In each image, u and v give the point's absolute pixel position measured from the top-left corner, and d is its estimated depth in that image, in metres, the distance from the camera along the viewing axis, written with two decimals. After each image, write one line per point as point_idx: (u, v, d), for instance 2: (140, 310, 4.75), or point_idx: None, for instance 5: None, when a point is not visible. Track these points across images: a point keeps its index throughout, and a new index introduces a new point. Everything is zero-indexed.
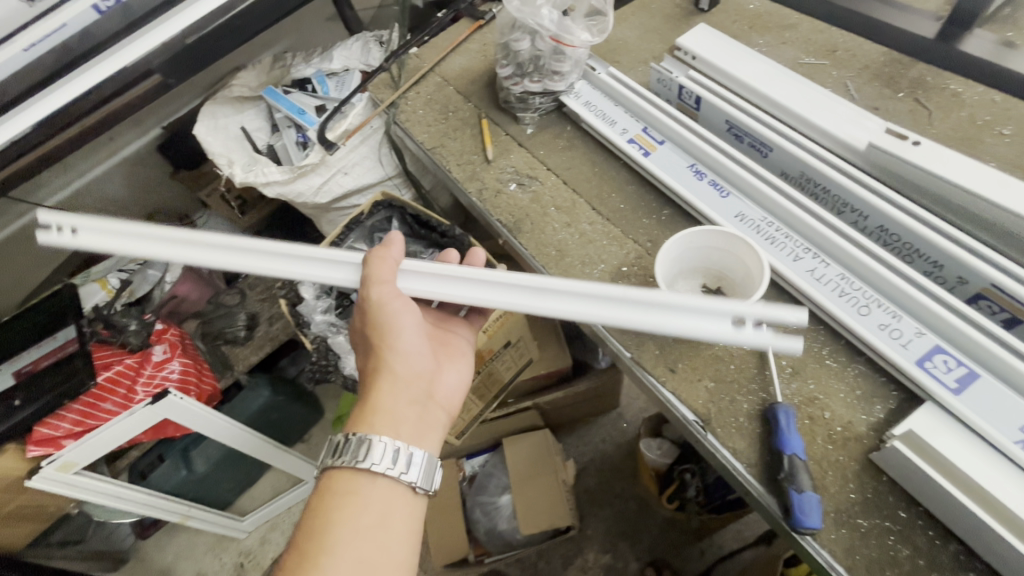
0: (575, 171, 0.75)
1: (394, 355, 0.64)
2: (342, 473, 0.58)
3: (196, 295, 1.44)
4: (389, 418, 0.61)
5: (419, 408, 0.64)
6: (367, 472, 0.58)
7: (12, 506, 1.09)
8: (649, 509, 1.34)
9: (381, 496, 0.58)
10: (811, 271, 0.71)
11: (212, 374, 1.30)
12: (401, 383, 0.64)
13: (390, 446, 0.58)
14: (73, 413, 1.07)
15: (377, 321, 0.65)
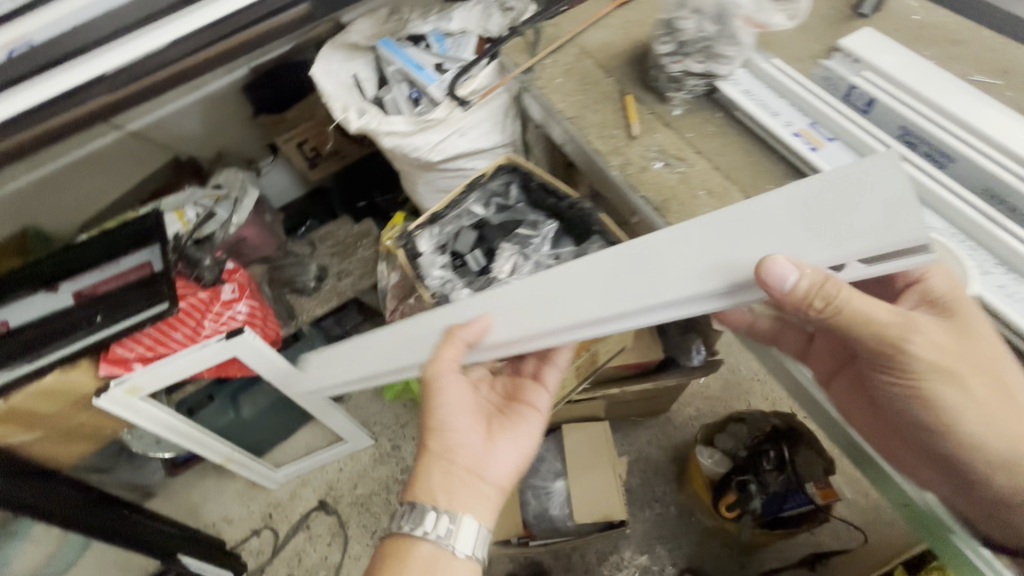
0: (727, 159, 0.72)
1: (440, 431, 0.73)
2: (397, 537, 0.69)
3: (258, 239, 1.46)
4: (435, 489, 0.70)
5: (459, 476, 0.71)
6: (416, 538, 0.67)
7: (73, 423, 1.08)
8: (692, 517, 1.33)
9: (429, 560, 0.66)
10: (1001, 287, 0.68)
11: (277, 320, 1.27)
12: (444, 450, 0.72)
13: (431, 518, 0.67)
14: (146, 338, 1.07)
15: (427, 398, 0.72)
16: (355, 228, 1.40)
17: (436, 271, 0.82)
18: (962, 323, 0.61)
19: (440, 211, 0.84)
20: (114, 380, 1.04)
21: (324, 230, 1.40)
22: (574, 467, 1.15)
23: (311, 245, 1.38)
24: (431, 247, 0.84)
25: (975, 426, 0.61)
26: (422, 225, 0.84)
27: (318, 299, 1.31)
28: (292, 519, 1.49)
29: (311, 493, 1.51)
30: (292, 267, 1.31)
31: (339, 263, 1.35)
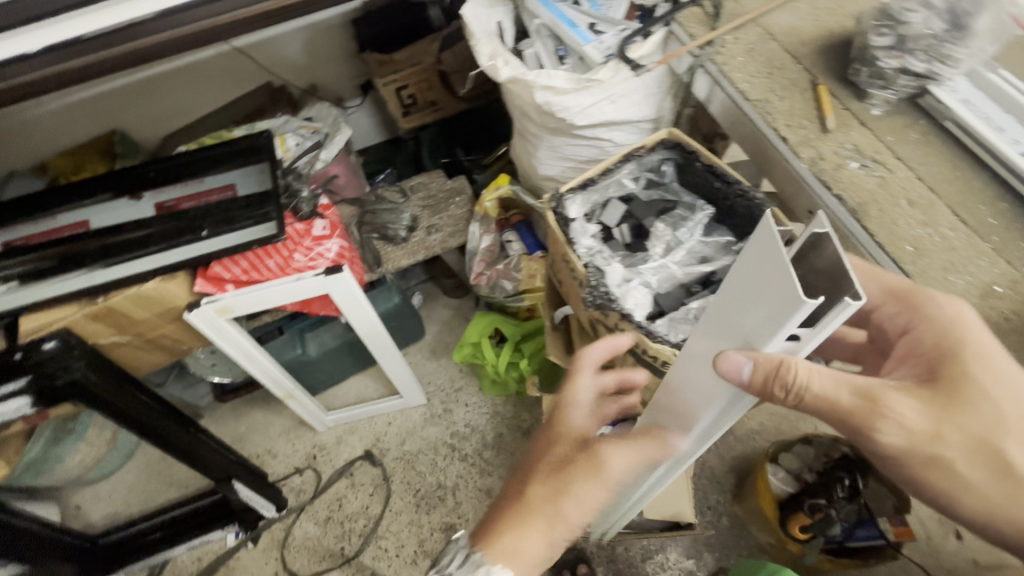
0: (933, 169, 0.76)
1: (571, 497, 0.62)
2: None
3: (345, 180, 1.45)
4: (515, 541, 0.61)
5: (546, 527, 0.62)
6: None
7: (158, 333, 1.07)
8: (744, 530, 1.30)
9: None
10: None
11: (362, 263, 1.23)
12: (546, 493, 0.63)
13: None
14: (244, 261, 1.05)
15: (550, 437, 0.68)
16: (449, 184, 1.36)
17: (585, 240, 0.89)
18: (952, 392, 0.52)
19: (593, 178, 0.92)
20: (207, 298, 1.02)
21: (417, 180, 1.37)
22: None
23: (403, 194, 1.34)
24: (581, 212, 0.92)
25: (973, 505, 0.53)
26: (574, 191, 0.91)
27: (406, 249, 1.28)
28: (335, 463, 1.49)
29: (357, 440, 1.51)
30: (385, 213, 1.27)
31: (432, 217, 1.30)
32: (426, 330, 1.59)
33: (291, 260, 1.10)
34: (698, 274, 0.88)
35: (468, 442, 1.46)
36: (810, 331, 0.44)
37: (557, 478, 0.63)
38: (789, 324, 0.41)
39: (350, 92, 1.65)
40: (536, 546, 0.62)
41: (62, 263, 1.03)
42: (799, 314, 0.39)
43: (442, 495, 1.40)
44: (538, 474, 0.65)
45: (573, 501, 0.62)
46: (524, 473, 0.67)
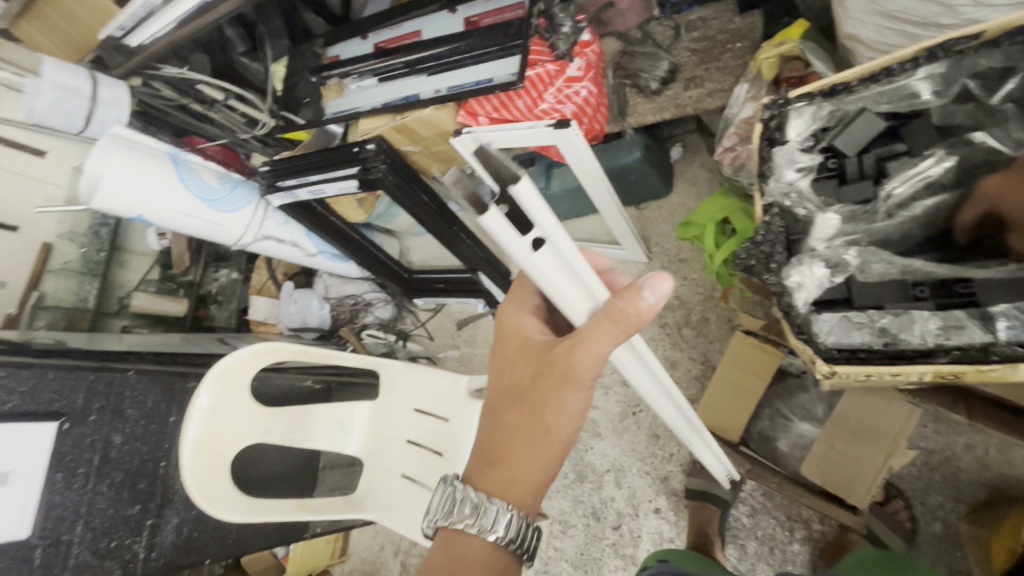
0: None
1: (550, 424, 0.69)
2: (455, 536, 0.73)
3: (628, 4, 1.19)
4: (512, 474, 0.72)
5: (537, 446, 0.70)
6: (466, 536, 0.72)
7: (437, 149, 1.34)
8: (960, 551, 1.03)
9: (479, 548, 0.73)
10: None
11: (606, 113, 1.20)
12: (528, 418, 0.70)
13: (508, 518, 0.69)
14: (495, 100, 1.17)
15: (513, 351, 0.74)
16: (735, 23, 1.11)
17: (790, 172, 0.85)
18: (553, 269, 0.61)
19: (848, 83, 0.80)
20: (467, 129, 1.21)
21: (698, 14, 1.15)
22: (838, 431, 0.97)
23: (675, 31, 1.16)
24: (803, 130, 0.85)
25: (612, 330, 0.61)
26: (808, 100, 0.83)
27: (654, 104, 1.16)
28: None
29: None
30: (643, 59, 1.15)
31: (696, 68, 1.12)
32: (673, 190, 1.49)
33: (538, 101, 1.16)
34: (920, 273, 0.82)
35: (672, 312, 1.44)
36: (545, 227, 0.58)
37: (529, 403, 0.70)
38: (511, 239, 0.56)
39: None
40: (532, 469, 0.71)
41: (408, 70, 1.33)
42: (498, 226, 0.54)
43: None
44: (507, 403, 0.72)
45: (552, 415, 0.69)
46: (494, 407, 0.74)
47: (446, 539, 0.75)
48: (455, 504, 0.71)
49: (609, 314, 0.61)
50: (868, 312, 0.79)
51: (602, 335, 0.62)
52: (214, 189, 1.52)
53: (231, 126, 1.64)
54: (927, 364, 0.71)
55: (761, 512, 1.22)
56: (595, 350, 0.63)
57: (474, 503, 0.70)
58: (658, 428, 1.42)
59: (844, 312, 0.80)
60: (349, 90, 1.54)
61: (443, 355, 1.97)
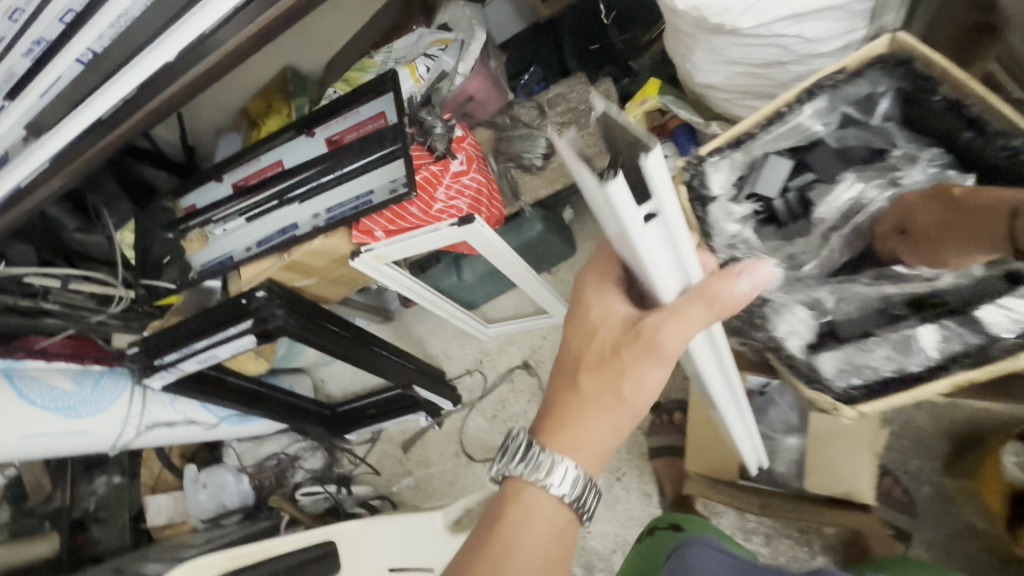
0: None
1: (629, 395, 0.56)
2: (520, 481, 0.59)
3: (485, 93, 1.27)
4: (584, 421, 0.57)
5: (612, 411, 0.56)
6: (538, 484, 0.57)
7: (336, 274, 1.25)
8: (953, 504, 1.07)
9: (548, 508, 0.58)
10: None
11: (501, 198, 1.19)
12: (603, 381, 0.57)
13: (570, 472, 0.56)
14: (387, 212, 1.10)
15: (591, 320, 0.59)
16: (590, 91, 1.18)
17: (726, 218, 0.88)
18: (662, 244, 0.48)
19: (749, 132, 0.84)
20: (364, 249, 1.12)
21: (555, 91, 1.21)
22: (823, 436, 0.98)
23: (539, 110, 1.22)
24: (725, 182, 0.87)
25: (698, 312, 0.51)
26: (720, 153, 0.85)
27: (544, 178, 1.19)
28: (500, 369, 1.64)
29: (516, 350, 1.63)
30: (521, 141, 1.18)
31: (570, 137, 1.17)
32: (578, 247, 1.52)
33: (432, 201, 1.10)
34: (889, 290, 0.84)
35: None
36: (662, 200, 0.44)
37: (607, 373, 0.57)
38: (629, 214, 0.42)
39: None
40: (606, 436, 0.57)
41: (280, 201, 1.23)
42: (619, 199, 0.41)
43: None
44: (583, 363, 0.58)
45: (630, 383, 0.56)
46: (564, 363, 0.60)
47: (507, 501, 0.59)
48: (517, 456, 0.58)
49: (701, 293, 0.52)
50: (864, 341, 0.83)
51: (692, 315, 0.52)
52: (70, 394, 1.25)
53: (77, 312, 1.37)
54: (943, 381, 0.76)
55: (776, 537, 1.19)
56: (686, 329, 0.52)
57: (542, 459, 0.57)
58: (648, 486, 1.35)
59: (842, 349, 0.83)
60: (213, 237, 1.38)
61: (396, 486, 1.75)
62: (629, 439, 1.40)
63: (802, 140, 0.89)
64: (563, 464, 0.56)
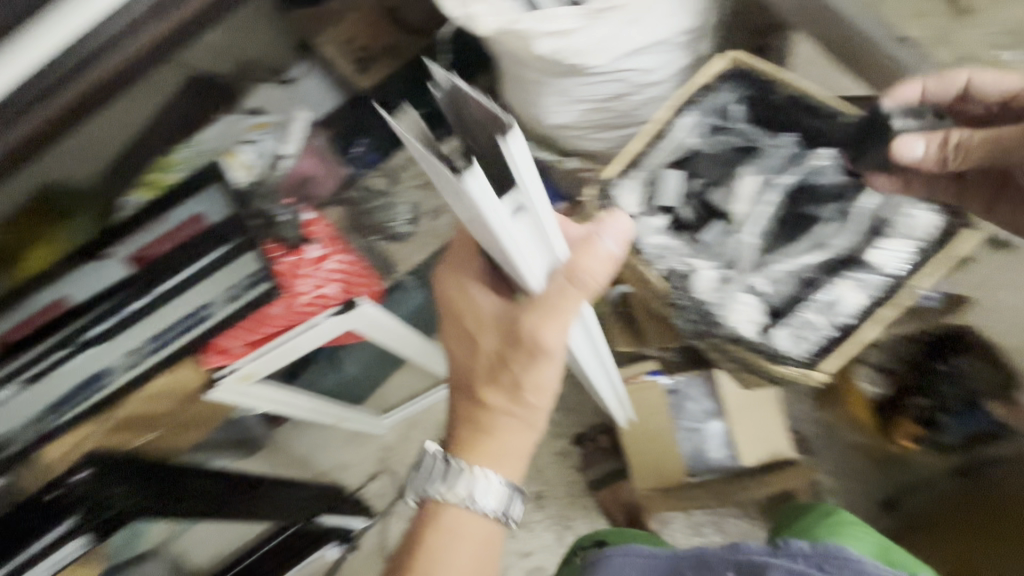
0: None
1: (527, 396, 0.65)
2: (442, 509, 0.67)
3: (322, 171, 1.22)
4: (487, 444, 0.67)
5: (507, 414, 0.66)
6: (452, 505, 0.67)
7: (186, 415, 0.98)
8: (834, 434, 1.25)
9: (465, 524, 0.67)
10: None
11: (372, 275, 1.09)
12: (501, 395, 0.66)
13: (486, 484, 0.66)
14: (246, 320, 0.91)
15: (473, 328, 0.67)
16: None
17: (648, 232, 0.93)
18: (531, 232, 0.50)
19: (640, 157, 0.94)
20: (223, 371, 0.91)
21: (402, 156, 1.16)
22: (739, 413, 1.10)
23: (390, 177, 1.15)
24: (636, 201, 0.94)
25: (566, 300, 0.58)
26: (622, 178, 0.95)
27: (414, 244, 1.11)
28: (408, 460, 1.46)
29: (421, 433, 1.47)
30: (380, 210, 1.09)
31: (431, 198, 1.13)
32: None
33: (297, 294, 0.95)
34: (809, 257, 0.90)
35: None
36: (527, 189, 0.45)
37: (504, 381, 0.66)
38: (489, 206, 0.42)
39: (289, 59, 1.38)
40: (512, 437, 0.67)
41: (70, 349, 0.85)
42: (477, 193, 0.40)
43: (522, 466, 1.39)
44: (481, 374, 0.68)
45: (530, 391, 0.65)
46: (463, 384, 0.70)
47: (427, 522, 0.68)
48: (433, 473, 0.68)
49: (563, 280, 0.57)
50: (796, 313, 0.87)
51: (562, 306, 0.59)
52: None
53: None
54: (858, 336, 0.84)
55: (721, 520, 1.26)
56: (561, 321, 0.60)
57: (466, 480, 0.66)
58: (598, 522, 1.31)
59: (789, 325, 0.86)
60: None
61: None
62: (565, 482, 1.36)
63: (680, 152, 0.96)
64: (481, 477, 0.66)
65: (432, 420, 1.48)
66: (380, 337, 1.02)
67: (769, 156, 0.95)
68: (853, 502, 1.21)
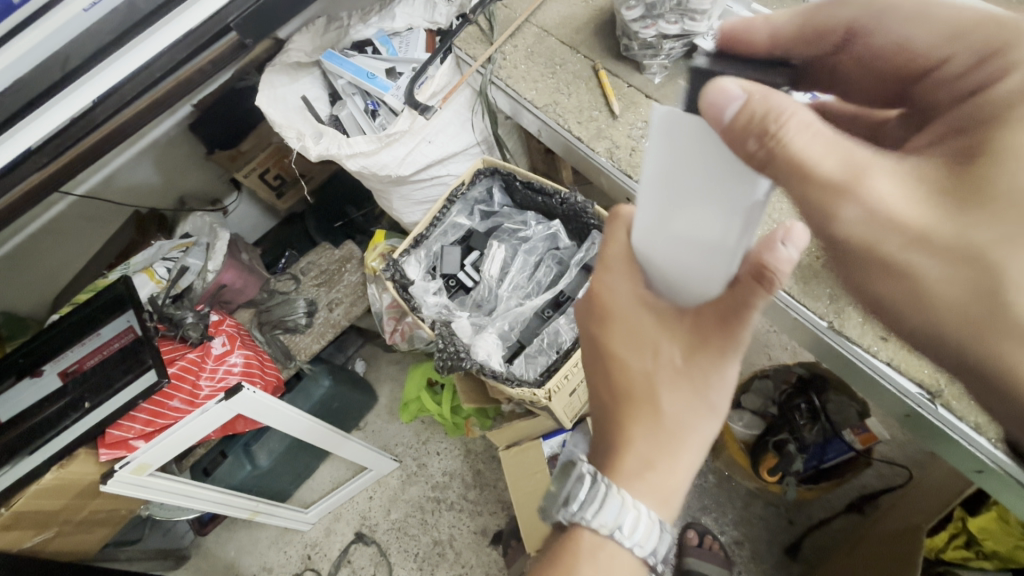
0: None
1: (706, 400, 0.49)
2: (583, 528, 0.51)
3: (241, 282, 1.30)
4: (648, 443, 0.50)
5: (664, 427, 0.50)
6: (588, 526, 0.50)
7: (86, 511, 1.05)
8: (731, 483, 1.28)
9: (608, 559, 0.50)
10: None
11: (274, 364, 1.22)
12: (677, 391, 0.50)
13: (645, 518, 0.49)
14: (143, 413, 1.02)
15: (634, 330, 0.51)
16: (336, 254, 1.38)
17: (432, 299, 0.74)
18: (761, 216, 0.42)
19: (423, 233, 0.78)
20: (118, 463, 0.97)
21: (305, 261, 1.38)
22: None
23: (294, 279, 1.36)
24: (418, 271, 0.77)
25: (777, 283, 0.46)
26: (407, 251, 0.77)
27: (312, 334, 1.29)
28: (332, 556, 1.46)
29: (346, 525, 1.48)
30: (280, 307, 1.29)
31: (328, 293, 1.33)
32: (377, 394, 1.56)
33: None
34: (544, 295, 0.73)
35: (450, 489, 1.45)
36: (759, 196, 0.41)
37: (684, 388, 0.50)
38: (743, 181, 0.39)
39: (223, 192, 1.59)
40: (684, 452, 0.50)
41: None
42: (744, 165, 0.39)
43: (441, 550, 1.39)
44: (653, 382, 0.50)
45: (717, 389, 0.49)
46: (628, 393, 0.51)
47: (563, 550, 0.52)
48: (576, 498, 0.50)
49: (751, 278, 0.44)
50: (538, 340, 0.70)
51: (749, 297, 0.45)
52: None
53: None
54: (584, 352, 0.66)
55: None
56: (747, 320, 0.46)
57: (613, 504, 0.49)
58: None
59: (527, 351, 0.70)
60: None
61: None
62: (483, 560, 1.36)
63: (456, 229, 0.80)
64: (632, 509, 0.49)
65: (355, 511, 1.49)
66: (273, 417, 1.10)
67: (515, 218, 0.81)
68: (759, 550, 1.22)
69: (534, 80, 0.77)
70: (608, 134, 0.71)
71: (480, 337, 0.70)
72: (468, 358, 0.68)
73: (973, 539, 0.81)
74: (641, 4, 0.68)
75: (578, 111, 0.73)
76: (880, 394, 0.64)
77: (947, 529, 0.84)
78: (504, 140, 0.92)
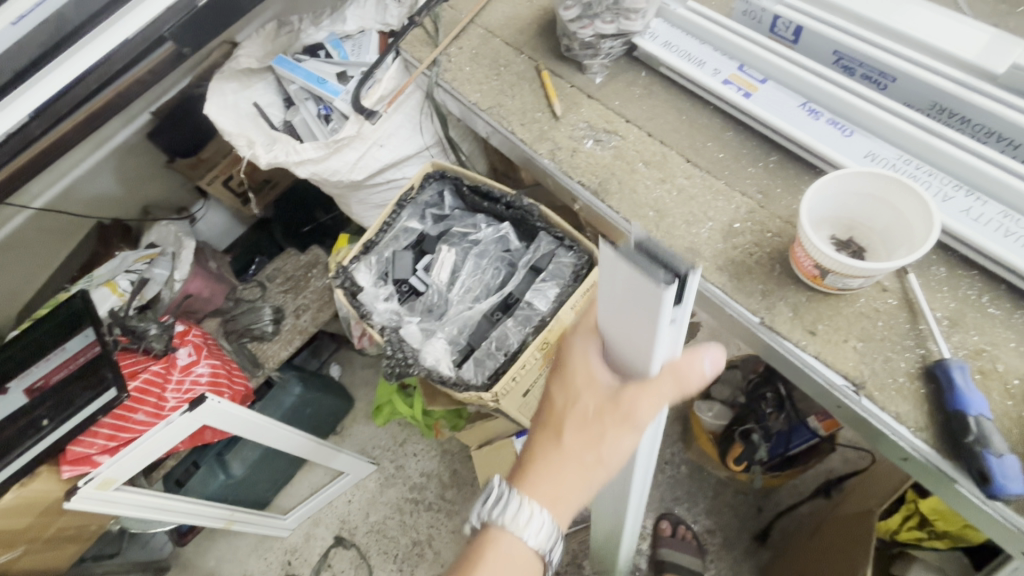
0: None
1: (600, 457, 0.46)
2: (496, 532, 0.49)
3: (209, 291, 1.29)
4: (540, 482, 0.47)
5: (566, 473, 0.46)
6: (500, 529, 0.48)
7: (53, 529, 1.04)
8: (703, 473, 1.30)
9: (508, 560, 0.49)
10: (965, 212, 0.60)
11: (243, 372, 1.22)
12: (580, 437, 0.47)
13: (546, 524, 0.46)
14: (106, 428, 1.01)
15: (569, 378, 0.49)
16: (303, 260, 1.37)
17: (382, 306, 0.74)
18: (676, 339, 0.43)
19: (373, 239, 0.79)
20: (81, 479, 0.97)
21: (272, 267, 1.37)
22: None
23: (261, 286, 1.35)
24: (369, 278, 0.77)
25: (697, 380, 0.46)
26: (357, 257, 0.77)
27: (280, 341, 1.29)
28: (312, 561, 1.46)
29: (325, 530, 1.48)
30: (246, 315, 1.28)
31: (296, 299, 1.32)
32: (352, 398, 1.56)
33: None
34: (494, 297, 0.74)
35: (428, 490, 1.45)
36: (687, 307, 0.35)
37: (579, 443, 0.47)
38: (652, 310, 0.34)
39: (189, 199, 1.58)
40: (571, 493, 0.47)
41: None
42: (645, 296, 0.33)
43: (421, 550, 1.40)
44: (566, 421, 0.48)
45: (607, 461, 0.46)
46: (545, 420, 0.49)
47: (476, 549, 0.50)
48: (497, 498, 0.48)
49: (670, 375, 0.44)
50: (485, 344, 0.71)
51: (658, 393, 0.45)
52: None
53: None
54: (529, 354, 0.67)
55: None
56: (658, 401, 0.44)
57: (521, 510, 0.47)
58: None
59: (474, 355, 0.71)
60: None
61: None
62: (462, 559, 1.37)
63: (407, 235, 0.80)
64: (540, 518, 0.46)
65: (334, 516, 1.49)
66: (239, 425, 1.09)
67: (466, 221, 0.80)
68: (730, 537, 1.24)
69: (479, 82, 0.77)
70: (551, 135, 0.72)
71: (427, 343, 0.70)
72: (416, 364, 0.69)
73: (926, 520, 0.83)
74: (579, 4, 0.70)
75: (522, 113, 0.73)
76: (809, 385, 0.61)
77: (900, 511, 0.86)
78: (456, 143, 0.92)
